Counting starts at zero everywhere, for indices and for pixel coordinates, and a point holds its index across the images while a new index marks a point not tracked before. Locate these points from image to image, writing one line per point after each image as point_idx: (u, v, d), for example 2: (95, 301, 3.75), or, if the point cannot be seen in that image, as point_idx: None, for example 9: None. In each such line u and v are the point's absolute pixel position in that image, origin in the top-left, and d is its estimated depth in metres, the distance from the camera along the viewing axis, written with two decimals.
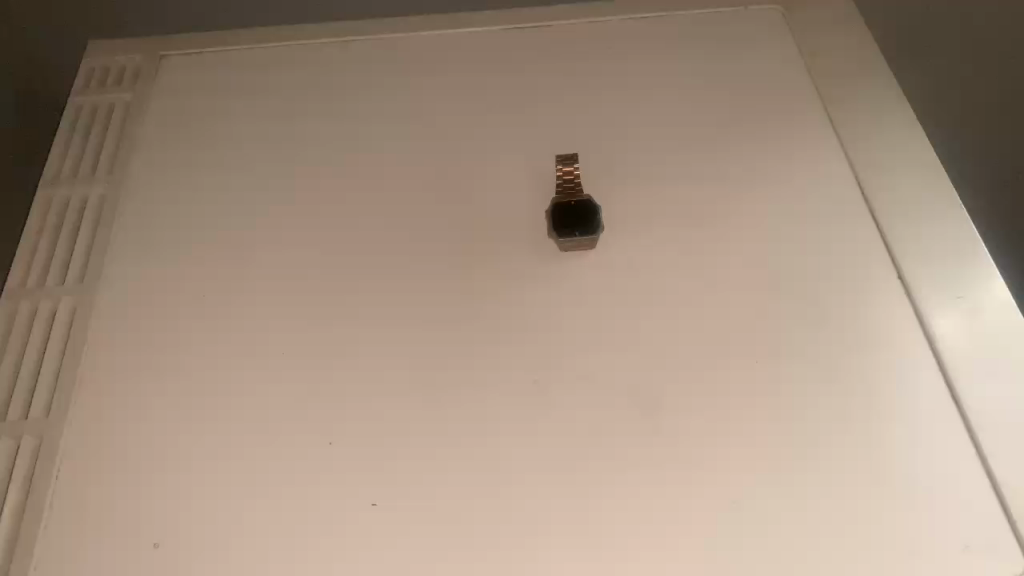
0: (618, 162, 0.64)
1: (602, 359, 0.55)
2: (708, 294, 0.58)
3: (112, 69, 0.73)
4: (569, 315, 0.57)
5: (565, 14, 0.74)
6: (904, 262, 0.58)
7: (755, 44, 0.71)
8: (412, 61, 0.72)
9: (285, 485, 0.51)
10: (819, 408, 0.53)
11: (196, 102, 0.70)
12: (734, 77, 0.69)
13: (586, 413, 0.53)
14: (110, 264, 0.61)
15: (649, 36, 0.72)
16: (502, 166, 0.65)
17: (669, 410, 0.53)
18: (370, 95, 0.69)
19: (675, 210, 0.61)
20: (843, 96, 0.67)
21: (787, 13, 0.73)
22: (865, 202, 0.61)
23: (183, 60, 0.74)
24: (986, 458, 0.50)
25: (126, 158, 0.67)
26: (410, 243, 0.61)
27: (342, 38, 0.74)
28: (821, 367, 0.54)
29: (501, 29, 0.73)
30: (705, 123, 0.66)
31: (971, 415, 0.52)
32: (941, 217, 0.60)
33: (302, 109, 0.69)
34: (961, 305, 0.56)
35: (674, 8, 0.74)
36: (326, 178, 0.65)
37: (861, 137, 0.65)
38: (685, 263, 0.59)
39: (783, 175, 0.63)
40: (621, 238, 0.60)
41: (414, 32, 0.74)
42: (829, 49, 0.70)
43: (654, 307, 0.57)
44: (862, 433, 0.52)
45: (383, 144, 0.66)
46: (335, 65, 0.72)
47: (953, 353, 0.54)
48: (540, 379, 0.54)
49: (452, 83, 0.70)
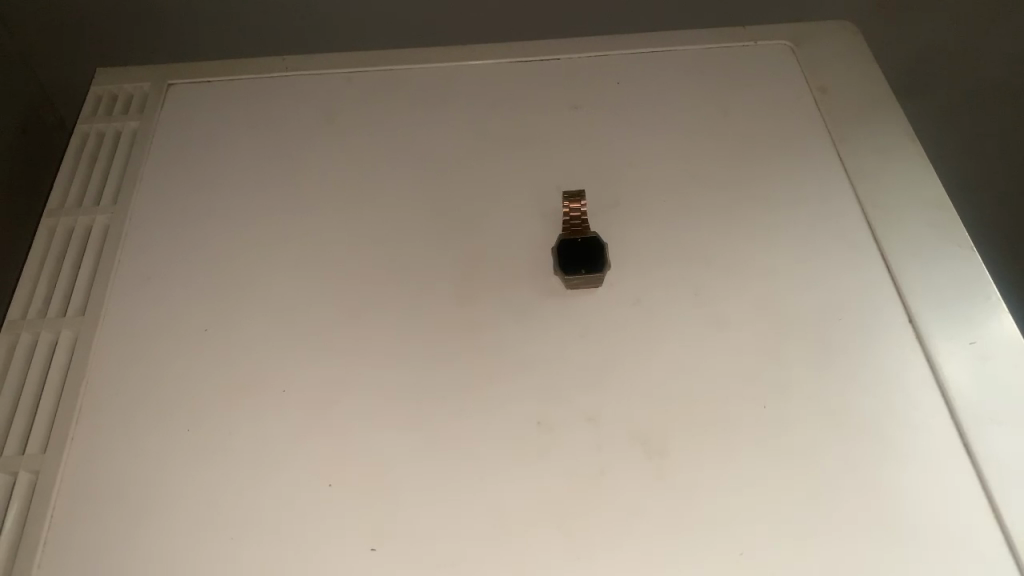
0: (625, 197, 0.64)
1: (607, 399, 0.54)
2: (716, 335, 0.57)
3: (120, 98, 0.73)
4: (574, 354, 0.56)
5: (575, 46, 0.74)
6: (914, 304, 0.58)
7: (762, 81, 0.71)
8: (419, 92, 0.71)
9: (281, 526, 0.50)
10: (828, 452, 0.52)
11: (200, 131, 0.70)
12: (741, 114, 0.69)
13: (591, 455, 0.52)
14: (111, 295, 0.61)
15: (656, 71, 0.72)
16: (508, 199, 0.64)
17: (676, 453, 0.52)
18: (375, 127, 0.69)
19: (683, 247, 0.61)
20: (854, 133, 0.67)
21: (797, 48, 0.73)
22: (874, 241, 0.61)
23: (190, 87, 0.74)
24: (999, 504, 0.49)
25: (130, 187, 0.66)
26: (413, 278, 0.60)
27: (351, 66, 0.73)
28: (831, 411, 0.53)
29: (509, 60, 0.73)
30: (711, 159, 0.66)
31: (983, 462, 0.51)
32: (951, 257, 0.60)
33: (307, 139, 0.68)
34: (973, 349, 0.55)
35: (684, 41, 0.74)
36: (330, 210, 0.64)
37: (869, 175, 0.64)
38: (692, 301, 0.58)
39: (790, 213, 0.63)
40: (625, 275, 0.60)
41: (421, 63, 0.73)
42: (838, 84, 0.70)
43: (660, 347, 0.56)
44: (872, 479, 0.51)
45: (390, 175, 0.66)
46: (343, 95, 0.72)
47: (964, 398, 0.53)
48: (543, 421, 0.53)
49: (458, 116, 0.70)
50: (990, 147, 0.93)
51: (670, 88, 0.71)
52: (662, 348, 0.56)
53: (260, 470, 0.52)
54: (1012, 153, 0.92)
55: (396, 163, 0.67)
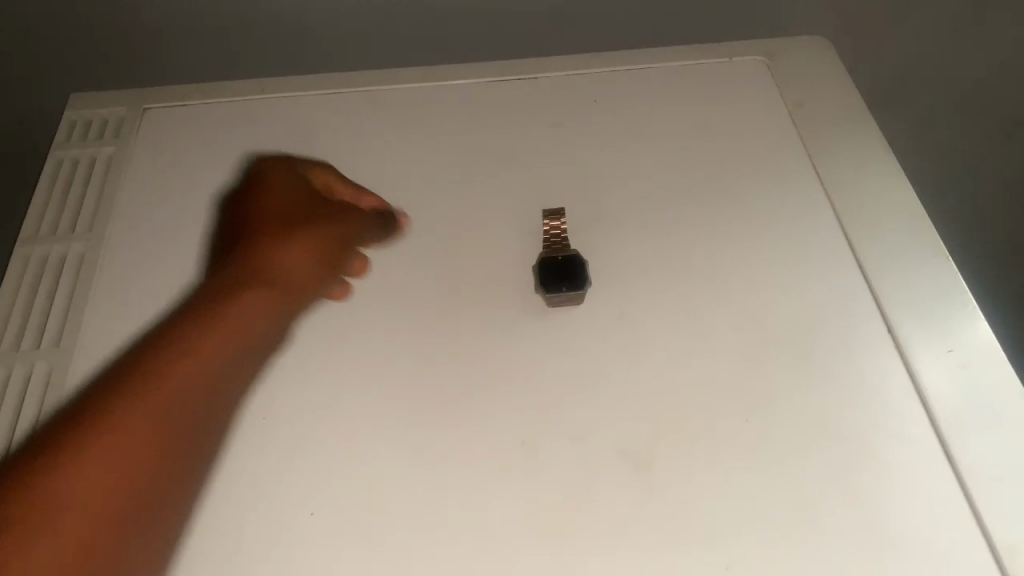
0: (606, 214, 0.64)
1: (591, 417, 0.54)
2: (699, 350, 0.57)
3: (94, 122, 0.73)
4: (557, 373, 0.56)
5: (552, 65, 0.74)
6: (894, 314, 0.58)
7: (739, 96, 0.72)
8: (398, 113, 0.72)
9: (265, 554, 0.50)
10: (812, 466, 0.52)
11: (176, 155, 0.70)
12: (718, 129, 0.69)
13: (578, 474, 0.52)
14: (86, 324, 0.60)
15: (633, 88, 0.72)
16: (489, 218, 0.64)
17: (662, 467, 0.52)
18: (353, 149, 0.69)
19: (663, 264, 0.61)
20: (829, 146, 0.67)
21: (771, 62, 0.74)
22: (852, 252, 0.61)
23: (166, 111, 0.73)
24: (985, 513, 0.49)
25: (106, 216, 0.66)
26: (395, 300, 0.60)
27: (330, 87, 0.74)
28: (815, 423, 0.53)
29: (486, 79, 0.73)
30: (689, 174, 0.66)
31: (965, 469, 0.51)
32: (928, 268, 0.60)
33: (294, 162, 0.68)
34: (952, 357, 0.55)
35: (661, 58, 0.75)
36: (311, 234, 0.64)
37: (848, 187, 0.65)
38: (674, 316, 0.58)
39: (769, 227, 0.63)
40: (607, 293, 0.60)
41: (398, 84, 0.73)
42: (812, 97, 0.71)
43: (642, 364, 0.56)
44: (855, 491, 0.51)
45: (369, 197, 0.66)
46: (321, 117, 0.72)
47: (945, 406, 0.53)
48: (527, 440, 0.53)
49: (437, 136, 0.70)
50: (969, 156, 0.94)
51: (649, 105, 0.71)
52: (646, 364, 0.56)
53: (242, 500, 0.52)
54: (989, 162, 0.94)
55: (375, 183, 0.67)
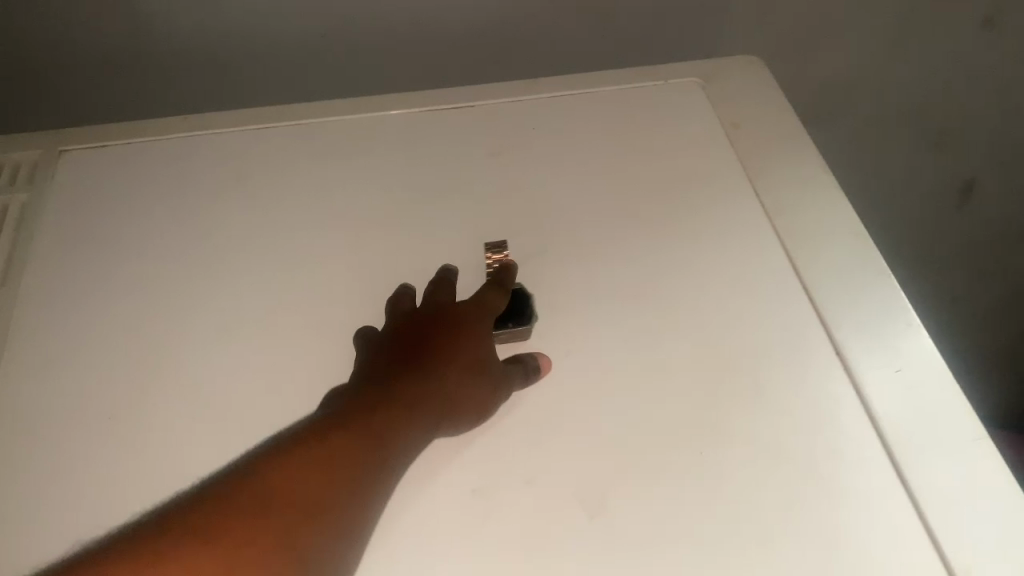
0: (549, 245, 0.63)
1: (543, 459, 0.53)
2: (649, 381, 0.56)
3: (6, 166, 0.70)
4: (507, 414, 0.54)
5: (487, 92, 0.73)
6: (841, 336, 0.58)
7: (676, 119, 0.72)
8: (332, 147, 0.70)
9: None
10: (768, 497, 0.51)
11: (97, 200, 0.68)
12: (657, 153, 0.69)
13: (531, 521, 0.50)
14: (5, 384, 0.57)
15: (570, 115, 0.72)
16: (430, 253, 0.63)
17: (616, 508, 0.51)
18: (286, 188, 0.68)
19: (609, 295, 0.60)
20: (769, 167, 0.68)
21: (707, 84, 0.74)
22: (796, 274, 0.61)
23: (85, 153, 0.71)
24: (942, 538, 0.49)
25: (23, 266, 0.64)
26: (335, 343, 0.58)
27: (258, 121, 0.72)
28: (768, 455, 0.53)
29: (421, 109, 0.72)
30: (630, 201, 0.66)
31: (920, 494, 0.51)
32: (872, 287, 0.60)
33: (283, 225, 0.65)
34: (898, 377, 0.55)
35: (598, 83, 0.74)
36: (244, 277, 0.62)
37: (789, 208, 0.65)
38: (622, 348, 0.57)
39: (712, 250, 0.63)
40: (553, 327, 0.59)
41: (330, 117, 0.72)
42: (749, 118, 0.71)
43: (592, 399, 0.55)
44: (812, 524, 0.50)
45: (304, 237, 0.64)
46: (252, 156, 0.70)
47: (896, 428, 0.53)
48: (479, 488, 0.51)
49: (373, 171, 0.68)
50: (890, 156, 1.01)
51: (587, 132, 0.71)
52: (597, 400, 0.55)
53: None
54: (907, 160, 1.01)
55: (311, 222, 0.65)
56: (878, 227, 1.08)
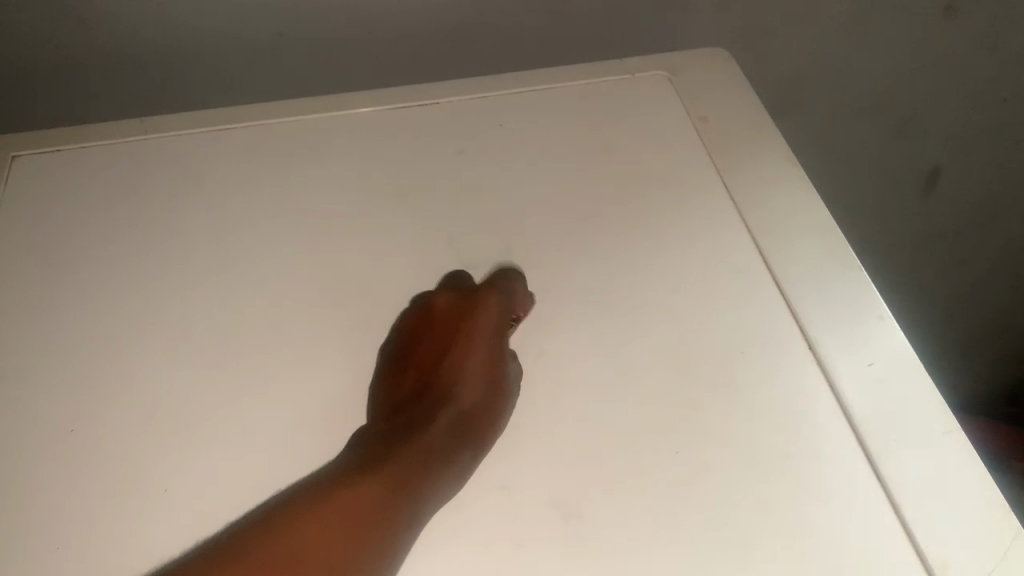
0: (519, 244, 0.62)
1: (519, 464, 0.52)
2: (624, 380, 0.55)
3: None
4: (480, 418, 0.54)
5: (453, 89, 0.72)
6: (813, 330, 0.58)
7: (644, 114, 0.71)
8: (296, 149, 0.69)
9: None
10: (743, 496, 0.51)
11: (53, 207, 0.66)
12: (625, 149, 0.69)
13: (507, 528, 0.49)
14: None
15: (537, 111, 0.71)
16: (399, 255, 0.62)
17: (594, 515, 0.50)
18: (249, 192, 0.66)
19: (581, 294, 0.60)
20: (738, 161, 0.67)
21: (675, 77, 0.74)
22: (768, 270, 0.61)
23: (39, 158, 0.69)
24: (916, 534, 0.49)
25: None
26: (303, 350, 0.57)
27: (219, 123, 0.70)
28: (745, 454, 0.52)
29: (386, 108, 0.71)
30: (600, 198, 0.65)
31: (894, 489, 0.51)
32: (843, 281, 0.60)
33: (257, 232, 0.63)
34: (870, 371, 0.56)
35: (565, 79, 0.73)
36: (209, 285, 0.61)
37: (760, 202, 0.65)
38: (595, 348, 0.57)
39: (683, 246, 0.62)
40: (525, 329, 0.58)
41: (294, 118, 0.71)
42: (718, 112, 0.71)
43: (567, 401, 0.54)
44: (786, 521, 0.50)
45: (269, 243, 0.63)
46: (213, 159, 0.68)
47: (869, 421, 0.53)
48: (454, 495, 0.50)
49: (338, 173, 0.67)
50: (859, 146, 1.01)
51: (555, 129, 0.70)
52: (571, 402, 0.54)
53: None
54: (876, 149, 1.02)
55: (276, 227, 0.64)
56: (847, 226, 1.11)
